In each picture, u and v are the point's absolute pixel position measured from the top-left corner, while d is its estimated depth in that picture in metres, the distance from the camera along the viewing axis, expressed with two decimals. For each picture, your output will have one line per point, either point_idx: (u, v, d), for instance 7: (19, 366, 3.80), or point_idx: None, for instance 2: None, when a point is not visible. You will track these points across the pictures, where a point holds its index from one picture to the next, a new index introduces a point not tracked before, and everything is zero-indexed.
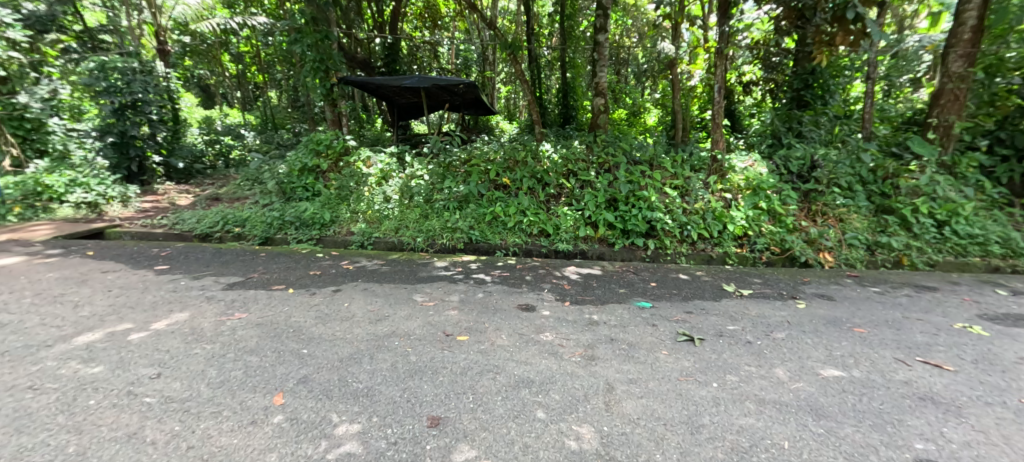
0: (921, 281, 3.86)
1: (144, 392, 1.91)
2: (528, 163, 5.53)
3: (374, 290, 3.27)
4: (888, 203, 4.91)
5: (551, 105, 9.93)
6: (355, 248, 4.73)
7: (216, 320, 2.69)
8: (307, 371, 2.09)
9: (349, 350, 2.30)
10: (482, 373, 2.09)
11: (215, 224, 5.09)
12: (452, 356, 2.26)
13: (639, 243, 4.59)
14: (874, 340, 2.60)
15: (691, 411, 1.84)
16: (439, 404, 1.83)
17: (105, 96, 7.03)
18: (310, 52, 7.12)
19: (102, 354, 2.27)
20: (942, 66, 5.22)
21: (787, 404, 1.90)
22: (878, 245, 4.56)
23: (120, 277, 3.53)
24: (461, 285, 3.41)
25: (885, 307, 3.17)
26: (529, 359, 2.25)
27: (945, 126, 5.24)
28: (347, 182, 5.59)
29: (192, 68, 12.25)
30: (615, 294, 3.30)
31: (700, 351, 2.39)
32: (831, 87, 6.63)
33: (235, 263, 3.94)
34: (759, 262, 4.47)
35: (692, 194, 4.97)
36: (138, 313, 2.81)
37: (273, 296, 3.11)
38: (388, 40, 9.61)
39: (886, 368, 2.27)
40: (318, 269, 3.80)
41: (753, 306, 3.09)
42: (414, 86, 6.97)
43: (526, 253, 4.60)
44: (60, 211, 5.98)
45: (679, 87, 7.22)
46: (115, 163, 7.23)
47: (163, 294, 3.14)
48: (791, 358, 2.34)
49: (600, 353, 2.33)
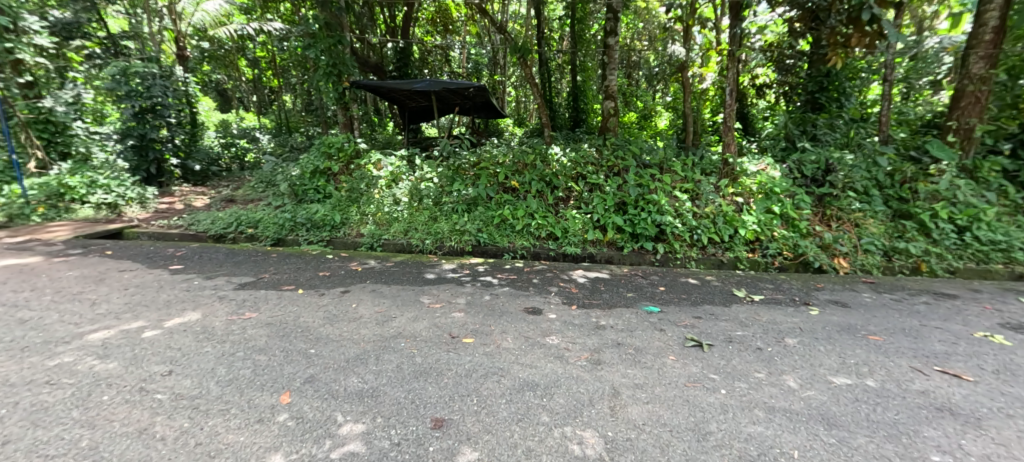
0: (939, 288, 3.75)
1: (155, 389, 1.95)
2: (537, 166, 5.52)
3: (381, 291, 3.29)
4: (907, 208, 4.81)
5: (561, 109, 9.94)
6: (364, 249, 4.77)
7: (226, 319, 2.73)
8: (313, 371, 2.11)
9: (356, 351, 2.32)
10: (486, 376, 2.09)
11: (228, 225, 5.18)
12: (456, 357, 2.27)
13: (648, 247, 4.54)
14: (890, 348, 2.54)
15: (697, 418, 1.81)
16: (444, 406, 1.83)
17: (126, 100, 7.23)
18: (323, 57, 7.25)
19: (117, 351, 2.32)
20: (962, 68, 5.11)
21: (797, 412, 1.86)
22: (895, 251, 4.45)
23: (136, 276, 3.62)
24: (468, 288, 3.41)
25: (902, 314, 3.08)
26: (534, 362, 2.24)
27: (966, 129, 5.13)
28: (358, 184, 5.67)
29: (209, 73, 12.58)
30: (623, 298, 3.28)
31: (709, 357, 2.35)
32: (846, 89, 6.54)
33: (247, 264, 4.00)
34: (771, 267, 4.39)
35: (703, 198, 4.90)
36: (152, 311, 2.86)
37: (283, 296, 3.15)
38: (400, 44, 9.76)
39: (902, 377, 2.21)
40: (327, 270, 3.84)
41: (764, 312, 3.03)
42: (425, 89, 6.99)
43: (534, 256, 4.59)
44: (81, 211, 6.17)
45: (690, 90, 7.14)
46: (134, 165, 7.40)
47: (176, 293, 3.21)
48: (803, 366, 2.29)
49: (606, 358, 2.30)
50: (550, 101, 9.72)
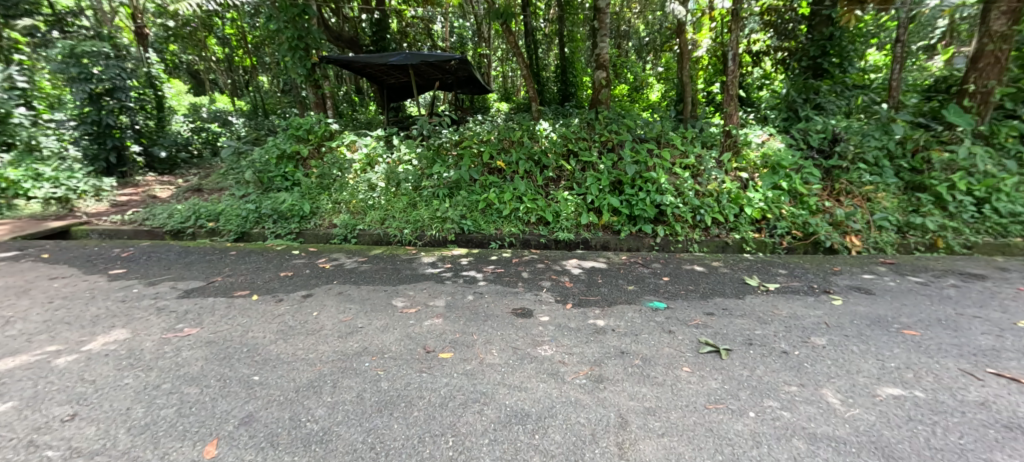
0: (965, 268, 3.43)
1: (46, 443, 1.53)
2: (525, 143, 5.07)
3: (350, 294, 2.88)
4: (920, 180, 4.50)
5: (549, 83, 9.38)
6: (337, 242, 4.37)
7: (160, 338, 2.30)
8: (253, 407, 1.71)
9: (309, 376, 1.92)
10: (465, 405, 1.71)
11: (187, 219, 4.70)
12: (431, 380, 1.89)
13: (647, 230, 4.18)
14: (931, 345, 2.21)
15: (725, 455, 1.44)
16: (410, 453, 1.44)
17: (76, 83, 6.54)
18: (288, 29, 6.63)
19: (15, 387, 1.89)
20: (981, 25, 4.72)
21: (846, 441, 1.50)
22: (910, 227, 4.14)
23: (67, 284, 3.15)
24: (448, 286, 3.01)
25: (933, 301, 2.76)
26: (524, 383, 1.87)
27: (983, 93, 4.77)
28: (329, 170, 5.18)
29: (179, 53, 11.85)
30: (622, 292, 2.91)
31: (728, 366, 2.00)
32: (849, 52, 5.98)
33: (200, 264, 3.54)
34: (779, 248, 4.06)
35: (705, 174, 4.52)
36: (74, 330, 2.43)
37: (233, 305, 2.71)
38: (376, 15, 9.07)
39: (955, 384, 1.87)
40: (290, 269, 3.41)
41: (782, 305, 2.69)
42: (401, 63, 6.36)
43: (524, 243, 4.21)
44: (26, 208, 5.62)
45: (688, 56, 6.51)
46: (92, 154, 6.90)
47: (110, 305, 2.76)
48: (839, 374, 1.94)
49: (609, 373, 1.94)
50: (537, 75, 9.10)
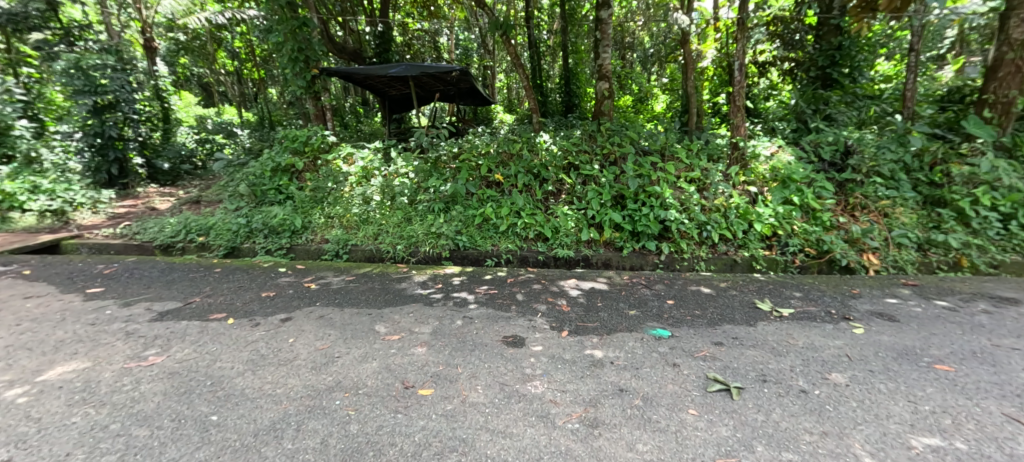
0: (994, 291, 3.19)
1: None
2: (523, 156, 4.92)
3: (331, 318, 2.70)
4: (941, 194, 4.26)
5: (552, 94, 9.20)
6: (328, 257, 4.20)
7: (121, 368, 2.14)
8: (205, 455, 1.52)
9: (272, 416, 1.74)
10: (441, 455, 1.51)
11: (176, 234, 4.58)
12: (407, 422, 1.70)
13: (651, 247, 3.97)
14: (968, 384, 1.98)
15: None
16: None
17: (80, 96, 6.45)
18: (288, 41, 6.59)
19: None
20: (999, 34, 4.50)
21: None
22: (931, 244, 3.90)
23: (40, 304, 3.02)
24: (437, 310, 2.82)
25: (964, 330, 2.52)
26: (508, 427, 1.67)
27: (1005, 103, 4.55)
28: (324, 183, 5.05)
29: (188, 66, 11.97)
30: (623, 318, 2.70)
31: (741, 409, 1.78)
32: (859, 62, 5.82)
33: (181, 283, 3.40)
34: (791, 266, 3.83)
35: (711, 188, 4.32)
36: (33, 358, 2.26)
37: (205, 331, 2.54)
38: (377, 29, 8.94)
39: (1000, 432, 1.64)
40: (273, 289, 3.25)
41: (797, 334, 2.47)
42: (401, 75, 6.26)
43: (521, 260, 4.03)
44: (21, 220, 5.53)
45: (693, 66, 6.31)
46: (94, 166, 6.81)
47: (78, 328, 2.61)
48: (866, 420, 1.72)
49: (605, 416, 1.73)
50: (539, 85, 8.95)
